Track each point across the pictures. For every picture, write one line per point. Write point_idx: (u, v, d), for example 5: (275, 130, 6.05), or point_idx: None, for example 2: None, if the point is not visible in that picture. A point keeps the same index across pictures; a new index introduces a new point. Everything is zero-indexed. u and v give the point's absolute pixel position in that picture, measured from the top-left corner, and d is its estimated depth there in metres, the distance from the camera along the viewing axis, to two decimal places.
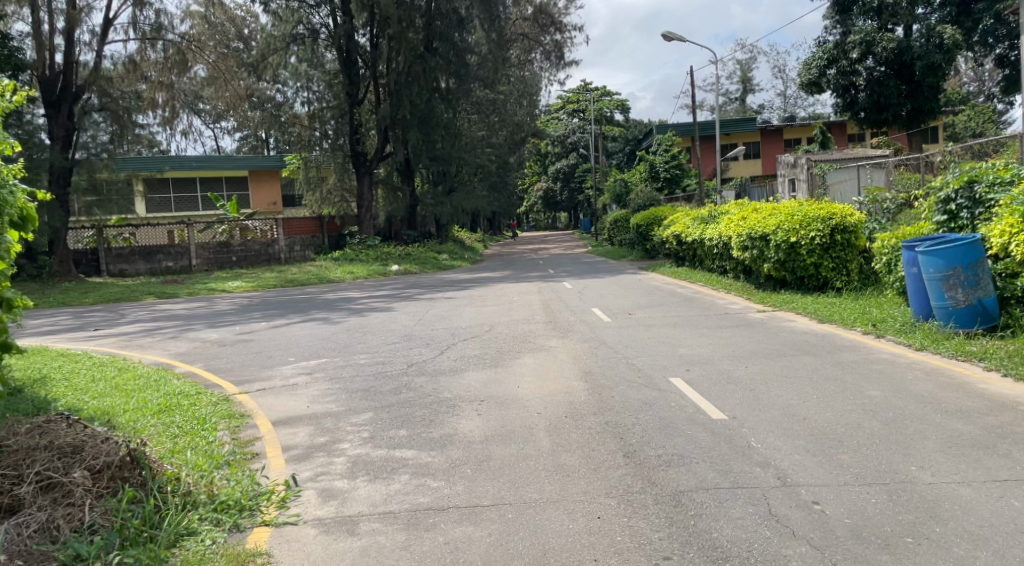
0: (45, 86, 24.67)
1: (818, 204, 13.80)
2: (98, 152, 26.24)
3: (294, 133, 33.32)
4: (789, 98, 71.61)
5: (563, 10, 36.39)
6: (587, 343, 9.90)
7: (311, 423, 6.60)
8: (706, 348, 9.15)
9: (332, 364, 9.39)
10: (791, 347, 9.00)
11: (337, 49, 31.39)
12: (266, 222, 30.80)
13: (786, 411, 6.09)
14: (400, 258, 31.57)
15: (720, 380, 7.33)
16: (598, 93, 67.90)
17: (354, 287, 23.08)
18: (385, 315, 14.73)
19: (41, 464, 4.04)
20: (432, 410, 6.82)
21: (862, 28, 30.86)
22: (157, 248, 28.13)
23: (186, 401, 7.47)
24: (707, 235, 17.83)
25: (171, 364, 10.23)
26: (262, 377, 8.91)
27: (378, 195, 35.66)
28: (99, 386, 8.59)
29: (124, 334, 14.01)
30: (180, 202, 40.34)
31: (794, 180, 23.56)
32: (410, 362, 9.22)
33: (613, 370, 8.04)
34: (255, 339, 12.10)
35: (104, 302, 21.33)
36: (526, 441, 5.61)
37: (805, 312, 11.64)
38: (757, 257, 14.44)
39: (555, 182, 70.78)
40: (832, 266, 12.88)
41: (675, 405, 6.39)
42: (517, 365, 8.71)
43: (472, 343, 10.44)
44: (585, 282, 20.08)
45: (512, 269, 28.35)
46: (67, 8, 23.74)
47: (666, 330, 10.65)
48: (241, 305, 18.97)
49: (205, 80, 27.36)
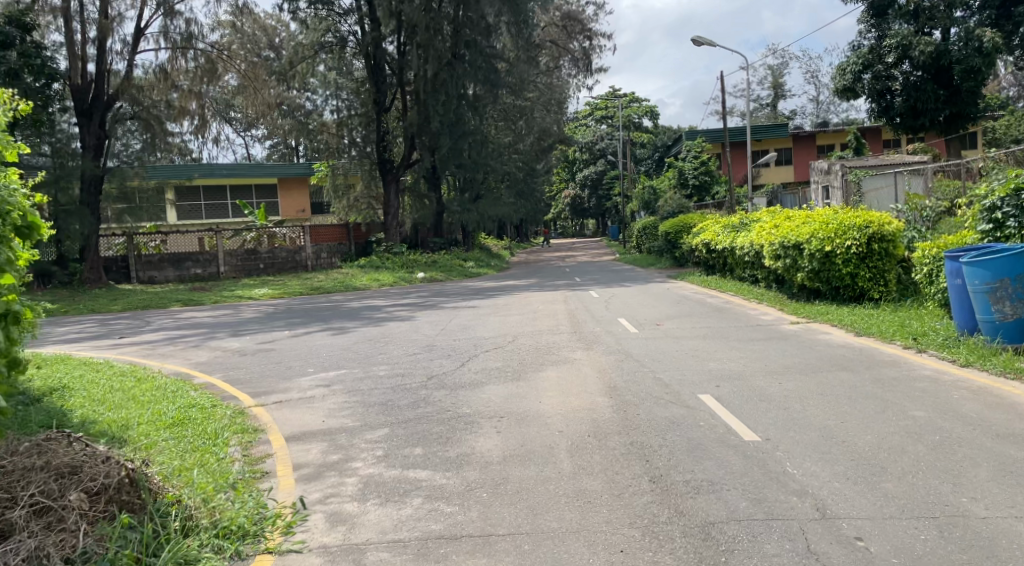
0: (77, 94, 24.96)
1: (854, 211, 13.33)
2: (131, 160, 26.77)
3: (322, 141, 33.49)
4: (822, 104, 70.55)
5: (591, 16, 36.18)
6: (612, 356, 9.60)
7: (325, 439, 6.40)
8: (736, 362, 8.80)
9: (351, 376, 9.19)
10: (827, 362, 8.60)
11: (365, 56, 31.41)
12: (294, 229, 30.92)
13: (823, 432, 5.73)
14: (426, 266, 31.51)
15: (751, 397, 6.97)
16: (627, 99, 67.62)
17: (379, 295, 22.99)
18: (407, 325, 14.56)
19: (35, 485, 3.87)
20: (450, 426, 6.58)
21: (898, 31, 30.01)
22: (186, 256, 28.32)
23: (201, 414, 7.33)
24: (738, 243, 17.40)
25: (191, 374, 10.13)
26: (278, 389, 8.74)
27: (405, 202, 35.67)
28: (117, 397, 8.50)
29: (147, 342, 14.00)
30: (210, 209, 40.72)
31: (828, 187, 23.01)
32: (429, 374, 8.99)
33: (639, 386, 7.73)
34: (276, 349, 11.98)
35: (132, 309, 21.50)
36: (546, 462, 5.33)
37: (841, 325, 11.20)
38: (790, 266, 13.99)
39: (583, 190, 70.43)
40: (869, 276, 12.42)
41: (704, 424, 6.05)
42: (539, 379, 8.44)
43: (494, 354, 10.19)
44: (612, 291, 19.76)
45: (538, 277, 28.13)
46: (99, 18, 24.08)
47: (695, 343, 10.29)
48: (266, 313, 18.96)
49: (238, 89, 27.68)
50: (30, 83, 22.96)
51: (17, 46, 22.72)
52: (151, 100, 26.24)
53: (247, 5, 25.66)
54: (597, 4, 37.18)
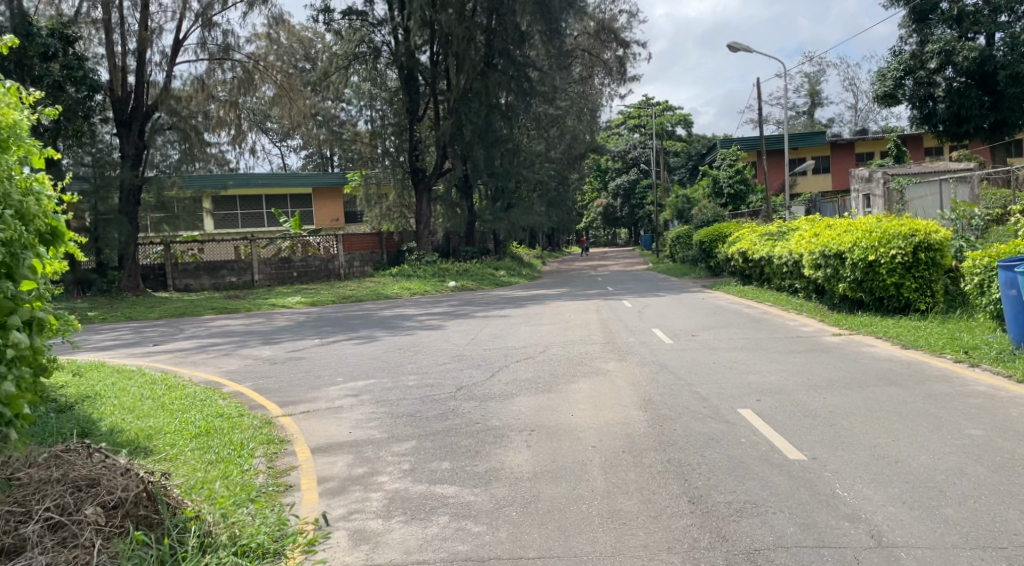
0: (118, 106, 25.47)
1: (899, 219, 12.86)
2: (167, 170, 27.14)
3: (355, 150, 33.83)
4: (860, 111, 69.15)
5: (624, 23, 35.93)
6: (647, 367, 9.32)
7: (351, 451, 6.24)
8: (778, 375, 8.45)
9: (379, 386, 9.03)
10: (873, 376, 8.21)
11: (398, 66, 31.50)
12: (327, 238, 31.16)
13: (873, 452, 5.41)
14: (458, 275, 31.48)
15: (795, 413, 6.65)
16: (661, 108, 67.25)
17: (411, 304, 22.90)
18: (438, 334, 14.41)
19: (51, 499, 3.76)
20: (479, 440, 6.37)
21: (941, 36, 29.25)
22: (222, 264, 28.61)
23: (228, 424, 7.23)
24: (776, 252, 16.97)
25: (220, 382, 10.09)
26: (306, 399, 8.62)
27: (437, 211, 35.72)
28: (146, 405, 8.47)
29: (180, 350, 14.08)
30: (246, 218, 41.21)
31: (869, 195, 22.42)
32: (459, 385, 8.79)
33: (675, 399, 7.44)
34: (306, 357, 11.91)
35: (168, 316, 21.75)
36: (579, 480, 5.09)
37: (886, 337, 10.78)
38: (832, 275, 13.54)
39: (616, 199, 69.95)
40: (915, 286, 11.96)
41: (745, 441, 5.77)
42: (571, 390, 8.19)
43: (525, 365, 9.97)
44: (646, 300, 19.41)
45: (570, 286, 27.90)
46: (139, 30, 24.66)
47: (732, 354, 9.95)
48: (297, 321, 18.98)
49: (272, 98, 27.79)
50: (71, 93, 23.35)
51: (59, 58, 23.08)
52: (187, 110, 26.66)
53: (283, 17, 26.00)
54: (631, 13, 36.96)
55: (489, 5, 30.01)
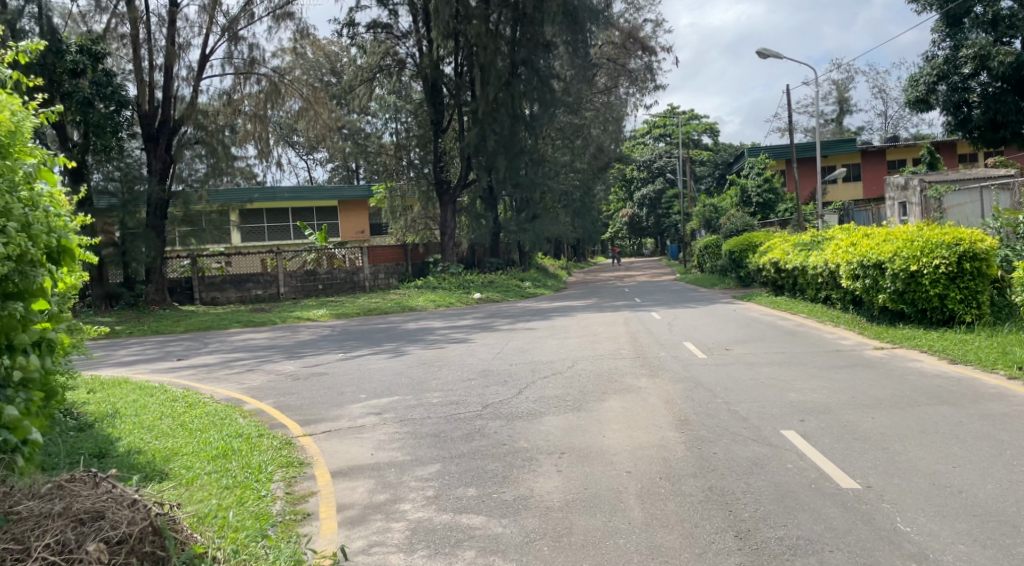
0: (145, 121, 25.55)
1: (941, 228, 12.33)
2: (195, 184, 27.13)
3: (380, 162, 33.85)
4: (890, 119, 67.95)
5: (649, 32, 35.58)
6: (681, 384, 8.92)
7: (372, 475, 5.95)
8: (821, 393, 8.00)
9: (402, 404, 8.75)
10: (923, 393, 7.73)
11: (423, 78, 31.44)
12: (352, 250, 31.20)
13: (933, 479, 5.00)
14: (483, 286, 31.30)
15: (844, 434, 6.23)
16: (687, 117, 66.90)
17: (436, 316, 22.68)
18: (464, 348, 14.12)
19: (51, 534, 3.53)
20: (507, 463, 6.05)
21: (976, 40, 28.39)
22: (248, 277, 28.66)
23: (246, 445, 7.00)
24: (811, 263, 16.47)
25: (242, 399, 9.89)
26: (328, 417, 8.37)
27: (462, 222, 35.62)
28: (166, 424, 8.30)
29: (203, 366, 13.94)
30: (273, 231, 41.42)
31: (905, 203, 21.77)
32: (485, 403, 8.48)
33: (713, 419, 7.06)
34: (329, 373, 11.69)
35: (194, 330, 21.77)
36: (614, 510, 4.75)
37: (931, 351, 10.25)
38: (871, 286, 13.02)
39: (641, 209, 69.33)
40: (960, 297, 11.40)
41: (793, 467, 5.38)
42: (602, 409, 7.85)
43: (553, 381, 9.63)
44: (675, 312, 18.98)
45: (598, 297, 27.52)
46: (167, 45, 24.98)
47: (770, 370, 9.52)
48: (322, 335, 18.84)
49: (297, 113, 27.77)
50: (101, 109, 23.57)
51: (88, 74, 23.28)
52: (213, 124, 26.83)
53: (308, 31, 26.16)
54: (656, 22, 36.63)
55: (512, 16, 29.85)
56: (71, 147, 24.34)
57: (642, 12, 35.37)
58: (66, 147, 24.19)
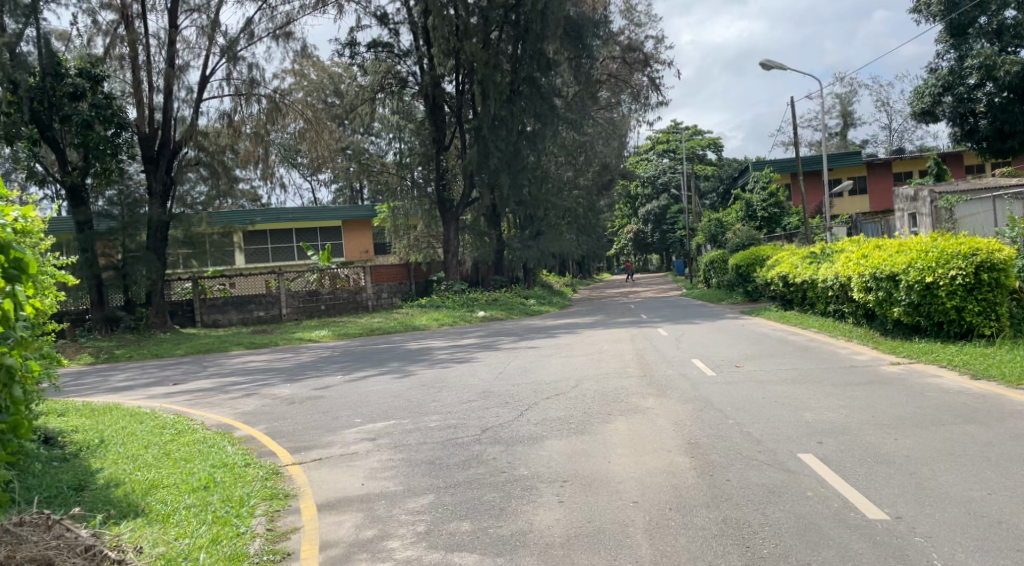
0: (145, 143, 25.39)
1: (957, 238, 11.91)
2: (194, 205, 27.02)
3: (382, 181, 33.56)
4: (895, 131, 67.51)
5: (651, 48, 35.42)
6: (691, 404, 8.50)
7: (361, 509, 5.56)
8: (840, 412, 7.57)
9: (399, 429, 8.35)
10: (947, 412, 7.29)
11: (424, 96, 31.30)
12: (354, 270, 30.84)
13: (969, 509, 4.58)
14: (487, 304, 30.93)
15: (866, 458, 5.83)
16: (691, 132, 66.88)
17: (438, 336, 22.27)
18: (466, 368, 13.72)
19: None
20: (506, 493, 5.64)
21: (980, 51, 27.85)
22: (250, 298, 28.35)
23: (230, 476, 6.62)
24: (821, 276, 16.06)
25: (232, 425, 9.53)
26: (320, 444, 7.98)
27: (465, 240, 35.38)
28: (151, 454, 7.95)
29: (199, 390, 13.56)
30: (277, 252, 41.22)
31: (915, 214, 21.34)
32: (484, 427, 8.09)
33: (725, 442, 6.65)
34: (326, 396, 11.30)
35: (194, 353, 21.44)
36: (619, 547, 4.35)
37: (951, 366, 9.80)
38: (884, 299, 12.59)
39: (646, 225, 68.89)
40: (978, 309, 10.96)
41: (814, 496, 4.97)
42: (607, 432, 7.44)
43: (558, 402, 9.23)
44: (682, 328, 18.57)
45: (603, 314, 27.14)
46: (166, 67, 24.87)
47: (783, 388, 9.07)
48: (322, 357, 18.44)
49: (297, 134, 27.62)
50: (100, 131, 23.49)
51: (88, 97, 23.34)
52: (215, 145, 26.83)
53: (309, 53, 26.11)
54: (658, 38, 36.49)
55: (514, 34, 30.03)
56: (71, 169, 24.26)
57: (643, 29, 35.24)
58: (66, 169, 24.15)
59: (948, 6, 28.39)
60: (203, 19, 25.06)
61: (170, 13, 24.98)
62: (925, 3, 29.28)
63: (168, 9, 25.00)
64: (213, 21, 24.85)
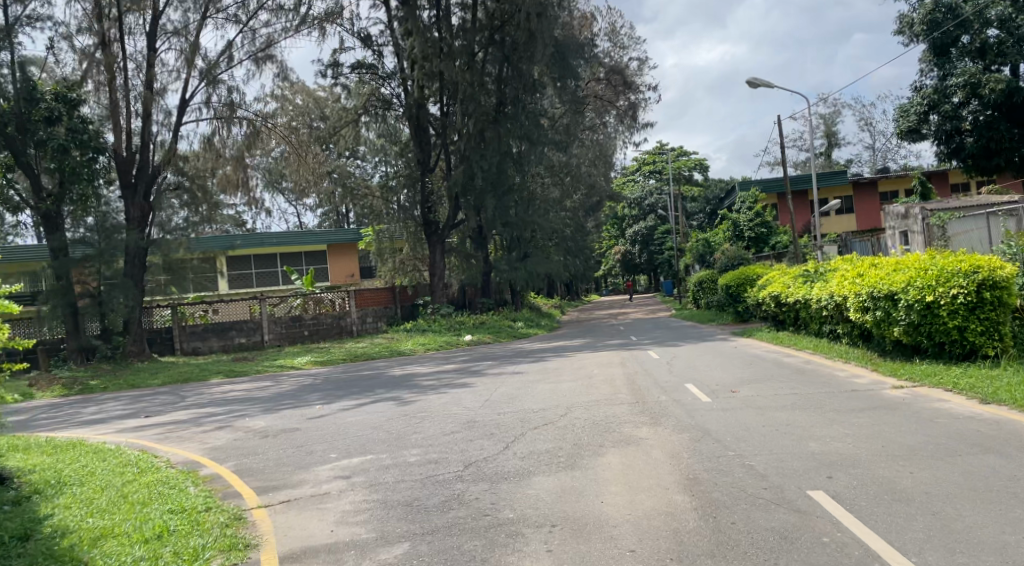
0: (123, 167, 24.83)
1: (956, 255, 11.56)
2: (176, 235, 26.24)
3: (367, 204, 33.18)
4: (878, 151, 67.95)
5: (635, 70, 35.52)
6: (686, 433, 8.01)
7: (329, 561, 5.02)
8: (847, 441, 7.09)
9: (376, 465, 7.79)
10: (961, 440, 6.83)
11: (409, 118, 31.07)
12: (339, 294, 30.29)
13: (1004, 558, 4.13)
14: (475, 328, 30.41)
15: (882, 494, 5.37)
16: (677, 153, 67.15)
17: (424, 361, 21.66)
18: (451, 395, 13.14)
19: None
20: (489, 541, 5.10)
21: (964, 69, 28.17)
22: (231, 325, 27.61)
23: (186, 523, 6.05)
24: (815, 295, 15.68)
25: (199, 463, 8.93)
26: (290, 484, 7.40)
27: (452, 263, 34.76)
28: (106, 497, 7.33)
29: (171, 423, 12.91)
30: (261, 277, 40.56)
31: (907, 232, 21.15)
32: (467, 462, 7.54)
33: (726, 476, 6.16)
34: (302, 428, 10.69)
35: (171, 382, 20.73)
36: None
37: (958, 390, 9.34)
38: (883, 320, 12.16)
39: (634, 245, 68.64)
40: (981, 329, 10.57)
41: (830, 544, 4.50)
42: (599, 465, 6.94)
43: (547, 432, 8.69)
44: (674, 350, 18.10)
45: (591, 336, 26.66)
46: (143, 91, 24.45)
47: (783, 415, 8.60)
48: (303, 385, 17.78)
49: (283, 157, 28.09)
50: (76, 157, 22.88)
51: (63, 121, 22.62)
52: (196, 169, 26.40)
53: (292, 76, 25.82)
54: (642, 60, 36.52)
55: (500, 55, 29.89)
56: (45, 196, 23.45)
57: (627, 52, 35.38)
58: (40, 197, 23.37)
59: (930, 26, 28.74)
60: (182, 43, 24.67)
61: (149, 36, 24.60)
62: (908, 24, 29.75)
63: (147, 32, 24.66)
64: (193, 45, 24.50)
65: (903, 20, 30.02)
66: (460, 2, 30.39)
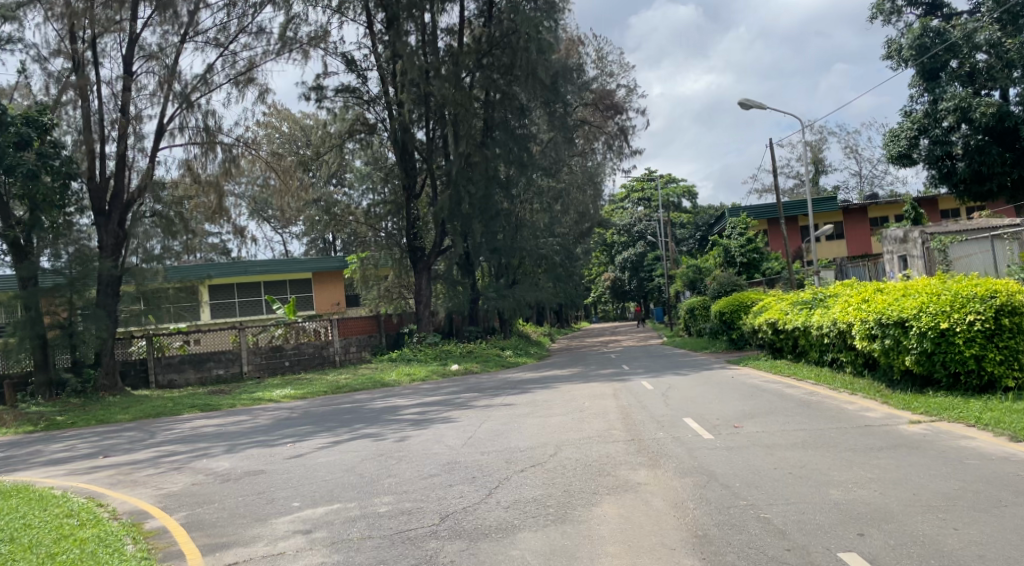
0: (97, 195, 24.05)
1: (970, 278, 10.91)
2: (149, 261, 25.24)
3: (351, 231, 32.55)
4: (866, 177, 67.67)
5: (624, 95, 35.75)
6: (689, 479, 7.15)
7: None
8: (872, 488, 6.29)
9: (341, 517, 6.91)
10: (999, 486, 6.05)
11: (393, 141, 29.86)
12: (321, 323, 29.30)
13: None
14: (461, 357, 29.48)
15: (927, 558, 4.56)
16: (664, 179, 67.36)
17: (407, 392, 20.74)
18: (432, 431, 12.26)
19: None
20: None
21: (954, 94, 27.73)
22: (208, 356, 26.45)
23: None
24: (816, 323, 14.93)
25: (147, 513, 8.01)
26: (242, 540, 6.50)
27: (438, 290, 33.67)
28: (31, 558, 6.38)
29: (131, 463, 11.94)
30: (244, 306, 39.50)
31: (906, 256, 20.56)
32: (444, 513, 6.67)
33: (740, 534, 5.32)
34: (267, 471, 9.77)
35: (141, 418, 19.67)
36: None
37: (982, 426, 8.55)
38: (892, 348, 11.38)
39: (624, 272, 67.97)
40: (1000, 358, 9.83)
41: None
42: (594, 518, 6.09)
43: (535, 476, 7.85)
44: (667, 380, 17.26)
45: (582, 365, 25.81)
46: (119, 117, 23.83)
47: (794, 456, 7.78)
48: (278, 419, 16.83)
49: (268, 186, 27.50)
50: (48, 183, 21.96)
51: (34, 146, 21.80)
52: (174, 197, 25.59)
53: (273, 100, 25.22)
54: (630, 87, 36.51)
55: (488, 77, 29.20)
56: (15, 223, 22.46)
57: (615, 79, 35.40)
58: (7, 224, 22.30)
59: (918, 50, 28.29)
60: (159, 66, 24.02)
61: (126, 60, 23.95)
62: (897, 49, 29.64)
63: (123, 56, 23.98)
64: (171, 70, 23.87)
65: (892, 45, 29.89)
66: (446, 27, 29.90)
